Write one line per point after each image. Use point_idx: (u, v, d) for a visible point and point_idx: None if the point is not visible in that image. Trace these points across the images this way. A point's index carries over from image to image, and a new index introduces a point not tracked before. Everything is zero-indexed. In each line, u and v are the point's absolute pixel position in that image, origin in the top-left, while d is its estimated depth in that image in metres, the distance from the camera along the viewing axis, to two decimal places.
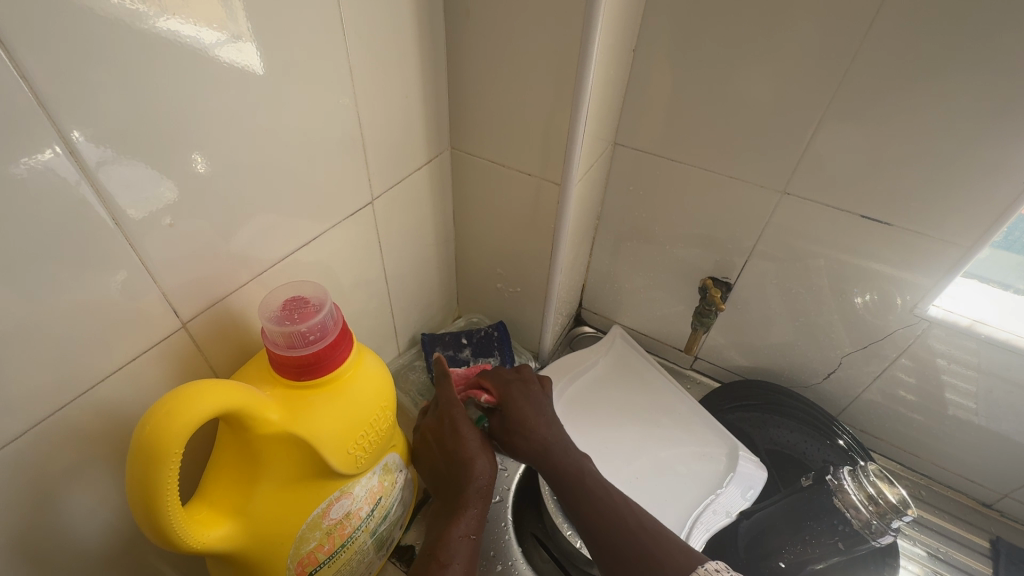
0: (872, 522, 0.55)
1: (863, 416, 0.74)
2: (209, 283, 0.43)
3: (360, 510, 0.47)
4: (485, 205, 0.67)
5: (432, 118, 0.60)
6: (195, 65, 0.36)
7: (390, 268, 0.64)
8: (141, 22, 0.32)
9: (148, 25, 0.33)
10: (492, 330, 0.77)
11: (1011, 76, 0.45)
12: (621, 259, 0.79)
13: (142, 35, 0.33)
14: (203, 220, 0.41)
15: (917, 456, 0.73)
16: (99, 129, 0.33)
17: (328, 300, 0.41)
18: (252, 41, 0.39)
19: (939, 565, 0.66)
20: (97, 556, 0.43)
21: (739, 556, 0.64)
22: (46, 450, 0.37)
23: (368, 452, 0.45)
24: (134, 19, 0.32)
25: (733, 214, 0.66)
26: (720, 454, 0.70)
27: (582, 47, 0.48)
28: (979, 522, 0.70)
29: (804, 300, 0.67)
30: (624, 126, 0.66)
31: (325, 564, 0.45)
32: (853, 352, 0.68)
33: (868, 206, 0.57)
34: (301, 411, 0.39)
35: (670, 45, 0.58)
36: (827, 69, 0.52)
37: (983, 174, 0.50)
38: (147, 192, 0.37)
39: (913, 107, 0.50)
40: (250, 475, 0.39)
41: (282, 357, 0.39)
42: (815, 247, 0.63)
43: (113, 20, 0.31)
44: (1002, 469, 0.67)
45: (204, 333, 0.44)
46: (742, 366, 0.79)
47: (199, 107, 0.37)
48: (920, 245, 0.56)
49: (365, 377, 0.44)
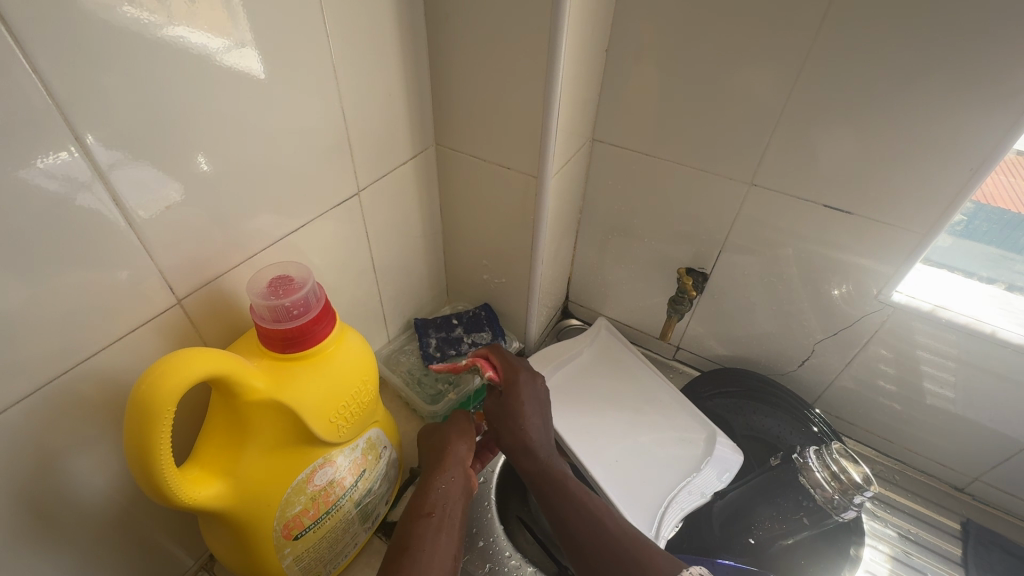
0: (835, 498, 0.57)
1: (838, 402, 0.76)
2: (203, 263, 0.47)
3: (344, 479, 0.50)
4: (469, 198, 0.71)
5: (416, 115, 0.63)
6: (198, 67, 0.40)
7: (378, 257, 0.67)
8: (151, 31, 0.36)
9: (158, 33, 0.37)
10: (479, 310, 0.81)
11: (956, 70, 0.48)
12: (604, 252, 0.82)
13: (154, 42, 0.37)
14: (201, 210, 0.44)
15: (890, 441, 0.75)
16: (112, 133, 0.37)
17: (310, 278, 0.44)
18: (254, 48, 0.43)
19: (909, 545, 0.68)
20: (93, 516, 0.46)
21: (713, 535, 0.66)
22: (52, 411, 0.40)
23: (350, 422, 0.48)
24: (146, 28, 0.36)
25: (705, 205, 0.69)
26: (697, 439, 0.73)
27: (551, 46, 0.51)
28: (951, 506, 0.72)
29: (777, 289, 0.70)
30: (601, 123, 0.69)
31: (310, 528, 0.48)
32: (825, 339, 0.70)
33: (831, 195, 0.60)
34: (285, 380, 0.43)
35: (639, 45, 0.61)
36: (784, 66, 0.55)
37: (935, 164, 0.53)
38: (153, 192, 0.41)
39: (866, 101, 0.53)
40: (238, 439, 0.42)
41: (268, 330, 0.42)
42: (783, 237, 0.65)
43: (127, 29, 0.35)
44: (972, 452, 0.69)
45: (198, 310, 0.48)
46: (721, 355, 0.82)
47: (202, 105, 0.41)
48: (880, 233, 0.59)
49: (347, 353, 0.47)
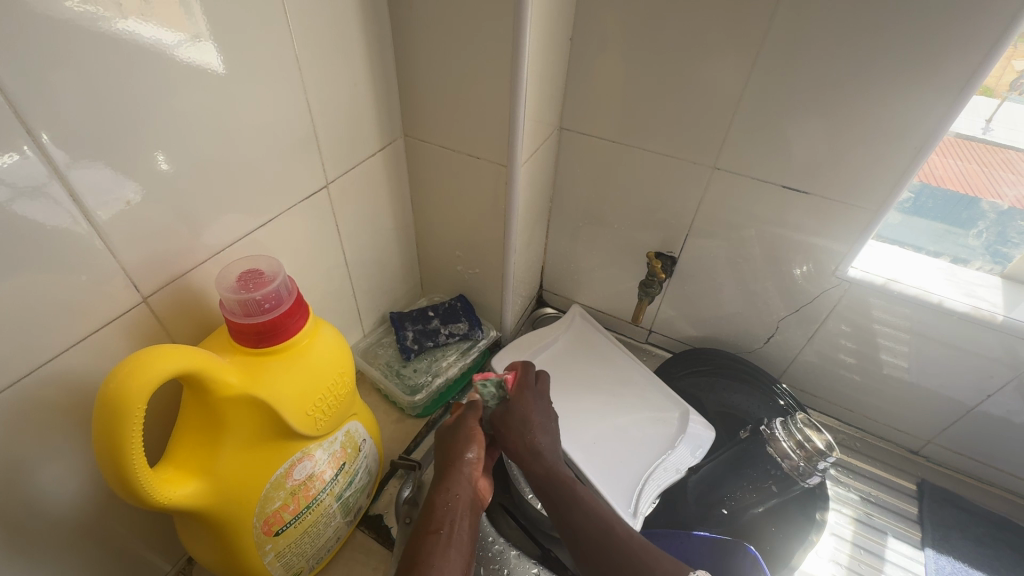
0: (800, 465, 0.60)
1: (802, 376, 0.79)
2: (168, 260, 0.45)
3: (323, 473, 0.50)
4: (439, 189, 0.71)
5: (383, 106, 0.63)
6: (155, 62, 0.39)
7: (350, 252, 0.67)
8: (99, 24, 0.35)
9: (107, 27, 0.35)
10: (456, 301, 0.80)
11: (900, 53, 0.50)
12: (575, 240, 0.84)
13: (103, 36, 0.35)
14: (164, 208, 0.43)
15: (850, 411, 0.79)
16: (66, 132, 0.36)
17: (281, 272, 0.44)
18: (210, 40, 0.42)
19: (870, 507, 0.72)
20: (63, 525, 0.45)
21: (688, 507, 0.68)
22: (14, 418, 0.39)
23: (328, 414, 0.48)
24: (93, 21, 0.35)
25: (672, 190, 0.70)
26: (672, 417, 0.75)
27: (516, 34, 0.52)
28: (907, 468, 0.76)
29: (741, 270, 0.73)
30: (568, 112, 0.70)
31: (291, 523, 0.48)
32: (787, 316, 0.74)
33: (788, 177, 0.62)
34: (259, 376, 0.42)
35: (602, 33, 0.62)
36: (741, 52, 0.57)
37: (884, 144, 0.56)
38: (112, 193, 0.40)
39: (819, 85, 0.55)
40: (212, 437, 0.41)
41: (239, 326, 0.41)
42: (745, 219, 0.68)
43: (75, 23, 0.34)
44: (924, 416, 0.73)
45: (165, 308, 0.47)
46: (692, 336, 0.84)
47: (160, 100, 0.40)
48: (835, 211, 0.62)
49: (321, 345, 0.47)
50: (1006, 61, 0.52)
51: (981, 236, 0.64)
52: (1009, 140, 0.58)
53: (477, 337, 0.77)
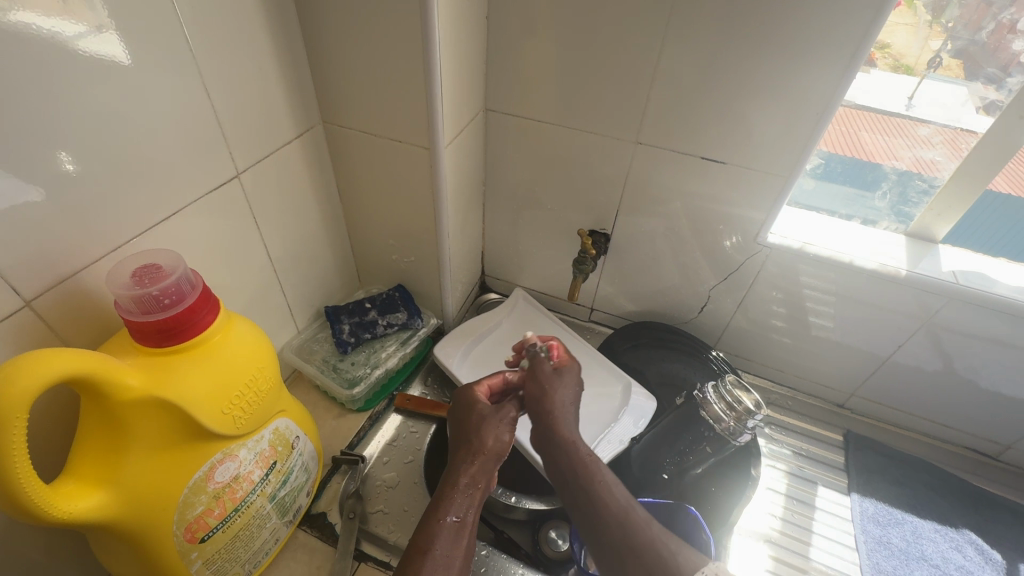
0: (731, 425, 0.62)
1: (736, 342, 0.82)
2: (55, 260, 0.41)
3: (251, 474, 0.48)
4: (364, 176, 0.68)
5: (297, 91, 0.59)
6: (52, 54, 0.36)
7: (273, 249, 0.63)
8: None
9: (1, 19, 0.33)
10: (393, 292, 0.78)
11: (798, 21, 0.52)
12: (512, 222, 0.84)
13: None
14: (57, 210, 0.40)
15: (781, 371, 0.83)
16: None
17: (182, 265, 0.42)
18: (116, 32, 0.39)
19: (802, 460, 0.75)
20: None
21: (633, 476, 0.70)
22: None
23: (249, 411, 0.46)
24: None
25: (600, 167, 0.71)
26: (615, 391, 0.77)
27: (423, 9, 0.50)
28: (834, 420, 0.81)
29: (672, 242, 0.74)
30: (492, 92, 0.70)
31: (218, 529, 0.46)
32: (718, 285, 0.76)
33: (707, 148, 0.64)
34: (165, 375, 0.40)
35: (518, 10, 0.62)
36: (652, 25, 0.57)
37: (792, 112, 0.58)
38: (8, 199, 0.37)
39: (727, 55, 0.56)
40: (116, 444, 0.38)
41: (137, 324, 0.39)
42: (671, 192, 0.69)
43: None
44: (846, 371, 0.78)
45: (56, 313, 0.42)
46: (631, 311, 0.86)
47: (58, 93, 0.37)
48: (752, 179, 0.64)
49: (235, 340, 0.45)
50: (922, 41, 0.58)
51: (886, 199, 0.69)
52: (931, 117, 0.62)
53: (416, 326, 0.75)
